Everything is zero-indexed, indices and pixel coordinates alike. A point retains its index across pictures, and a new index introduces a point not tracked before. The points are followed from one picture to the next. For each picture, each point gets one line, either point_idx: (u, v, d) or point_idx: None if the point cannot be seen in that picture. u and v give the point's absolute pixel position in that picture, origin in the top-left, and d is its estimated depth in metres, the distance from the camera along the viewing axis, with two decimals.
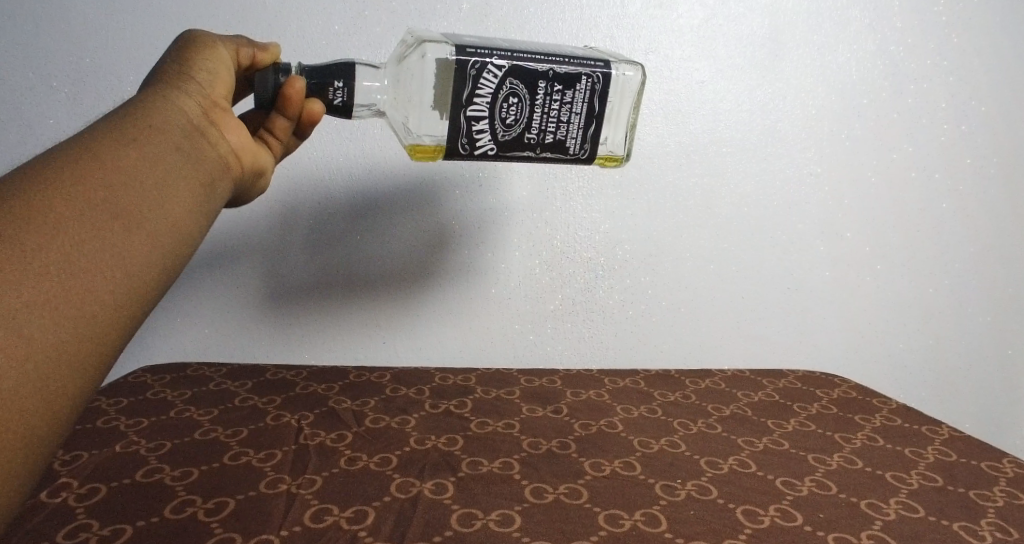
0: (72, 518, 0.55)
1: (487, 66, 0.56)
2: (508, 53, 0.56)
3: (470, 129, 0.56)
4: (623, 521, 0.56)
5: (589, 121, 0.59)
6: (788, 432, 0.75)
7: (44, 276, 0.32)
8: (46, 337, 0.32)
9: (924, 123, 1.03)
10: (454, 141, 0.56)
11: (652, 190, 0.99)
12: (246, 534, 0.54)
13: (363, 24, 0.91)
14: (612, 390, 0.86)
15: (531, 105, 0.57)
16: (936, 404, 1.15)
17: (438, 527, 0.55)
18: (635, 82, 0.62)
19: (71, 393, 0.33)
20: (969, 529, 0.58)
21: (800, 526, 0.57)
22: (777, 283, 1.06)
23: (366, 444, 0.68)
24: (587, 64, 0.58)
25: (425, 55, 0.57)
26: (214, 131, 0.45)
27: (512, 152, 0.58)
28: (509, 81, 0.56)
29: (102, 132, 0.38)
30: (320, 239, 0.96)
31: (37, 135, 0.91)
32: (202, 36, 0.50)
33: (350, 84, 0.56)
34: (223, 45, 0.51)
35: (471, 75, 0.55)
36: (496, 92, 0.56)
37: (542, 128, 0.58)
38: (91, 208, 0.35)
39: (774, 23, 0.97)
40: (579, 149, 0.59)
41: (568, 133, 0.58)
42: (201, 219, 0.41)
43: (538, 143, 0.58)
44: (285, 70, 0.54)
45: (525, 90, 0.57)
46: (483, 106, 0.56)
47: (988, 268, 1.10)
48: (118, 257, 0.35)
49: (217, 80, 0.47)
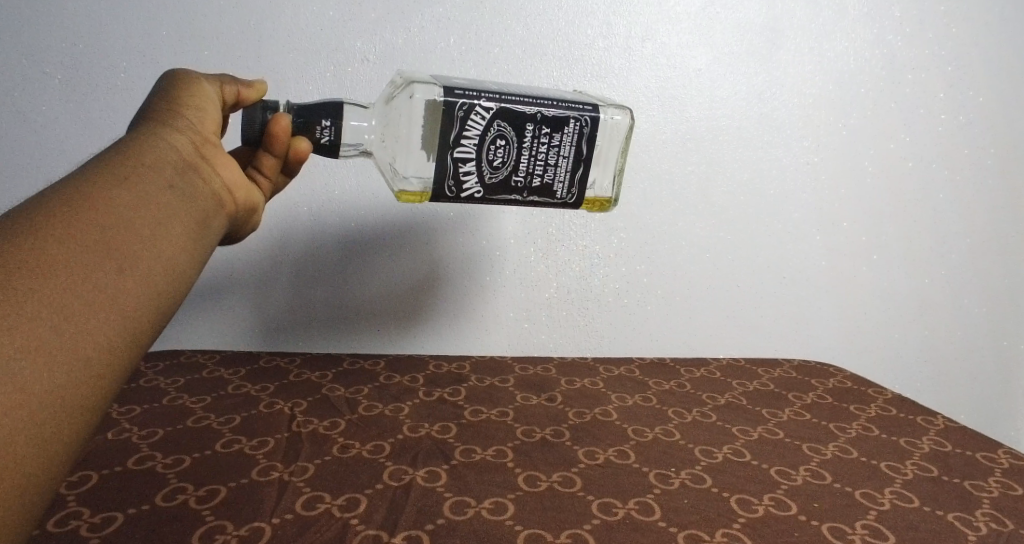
0: (63, 505, 0.55)
1: (476, 108, 0.55)
2: (497, 95, 0.56)
3: (457, 170, 0.55)
4: (617, 510, 0.56)
5: (577, 165, 0.58)
6: (783, 421, 0.75)
7: (38, 322, 0.32)
8: (42, 382, 0.31)
9: (921, 113, 1.03)
10: (441, 184, 0.56)
11: (649, 178, 0.99)
12: (238, 522, 0.53)
13: (357, 11, 0.91)
14: (607, 379, 0.86)
15: (519, 147, 0.56)
16: (931, 394, 1.14)
17: (430, 515, 0.54)
18: (623, 127, 0.61)
19: (66, 432, 0.32)
20: (964, 519, 0.58)
21: (795, 515, 0.57)
22: (771, 271, 1.05)
23: (358, 432, 0.68)
24: (575, 107, 0.58)
25: (413, 95, 0.55)
26: (206, 168, 0.44)
27: (500, 195, 0.58)
28: (497, 123, 0.55)
29: (96, 173, 0.38)
30: (317, 226, 0.95)
31: (29, 123, 0.90)
32: (187, 74, 0.49)
33: (336, 123, 0.55)
34: (210, 83, 0.50)
35: (459, 116, 0.55)
36: (484, 134, 0.55)
37: (530, 171, 0.57)
38: (85, 250, 0.34)
39: (772, 11, 0.96)
40: (566, 192, 0.59)
41: (556, 177, 0.58)
42: (195, 258, 0.40)
43: (526, 187, 0.58)
44: (273, 108, 0.54)
45: (513, 132, 0.56)
46: (471, 147, 0.55)
47: (985, 259, 1.10)
48: (112, 298, 0.35)
49: (207, 115, 0.47)
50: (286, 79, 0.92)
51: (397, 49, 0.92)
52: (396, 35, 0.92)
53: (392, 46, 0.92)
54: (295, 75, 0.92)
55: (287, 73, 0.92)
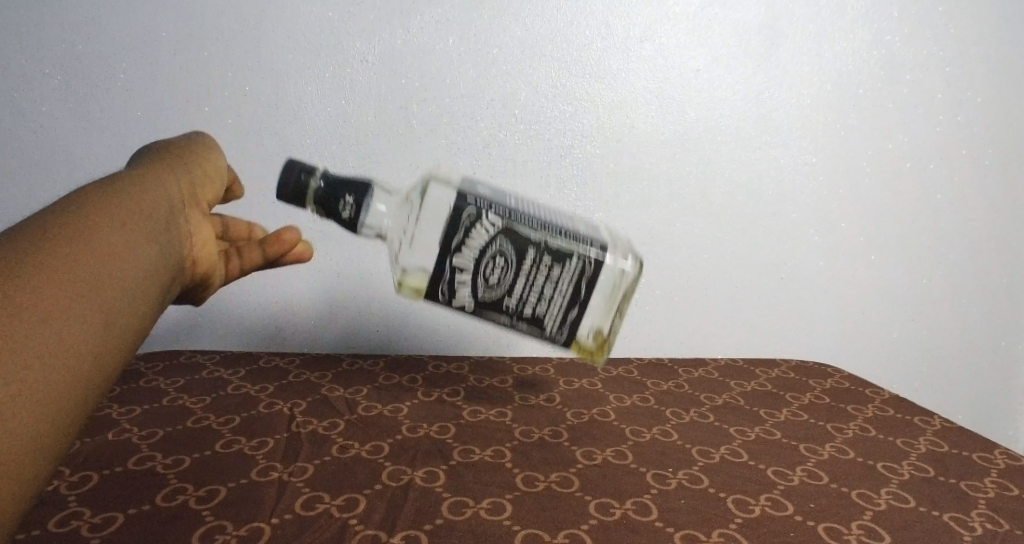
0: (63, 505, 0.55)
1: (485, 220, 0.57)
2: (506, 212, 0.58)
3: (453, 277, 0.58)
4: (614, 510, 0.56)
5: (571, 305, 0.59)
6: (781, 422, 0.75)
7: (36, 331, 0.34)
8: (29, 394, 0.33)
9: (918, 113, 1.03)
10: (435, 286, 0.58)
11: (647, 178, 0.99)
12: (237, 523, 0.54)
13: (355, 11, 0.91)
14: (605, 379, 0.86)
15: (515, 269, 0.58)
16: (928, 393, 1.15)
17: (429, 515, 0.55)
18: (630, 277, 0.62)
19: (35, 452, 0.33)
20: (959, 519, 0.58)
21: (791, 516, 0.57)
22: (768, 271, 1.05)
23: (358, 432, 0.69)
24: (578, 246, 0.59)
25: (430, 196, 0.59)
26: (188, 219, 0.49)
27: (490, 313, 0.59)
28: (498, 242, 0.58)
29: (97, 203, 0.42)
30: (317, 227, 0.96)
31: (31, 125, 0.91)
32: (201, 146, 0.56)
33: (359, 200, 0.58)
34: (218, 155, 0.57)
35: (467, 224, 0.58)
36: (485, 250, 0.58)
37: (522, 296, 0.58)
38: (79, 273, 0.37)
39: (770, 11, 0.97)
40: (560, 333, 0.60)
41: (551, 308, 0.59)
42: (156, 304, 0.43)
43: (518, 313, 0.59)
44: (308, 170, 0.59)
45: (512, 252, 0.58)
46: (470, 258, 0.58)
47: (981, 259, 1.10)
48: (100, 321, 0.37)
49: (203, 176, 0.52)
50: (285, 79, 0.92)
51: (396, 50, 0.92)
52: (394, 36, 0.92)
53: (391, 47, 0.92)
54: (294, 76, 0.92)
55: (286, 73, 0.92)
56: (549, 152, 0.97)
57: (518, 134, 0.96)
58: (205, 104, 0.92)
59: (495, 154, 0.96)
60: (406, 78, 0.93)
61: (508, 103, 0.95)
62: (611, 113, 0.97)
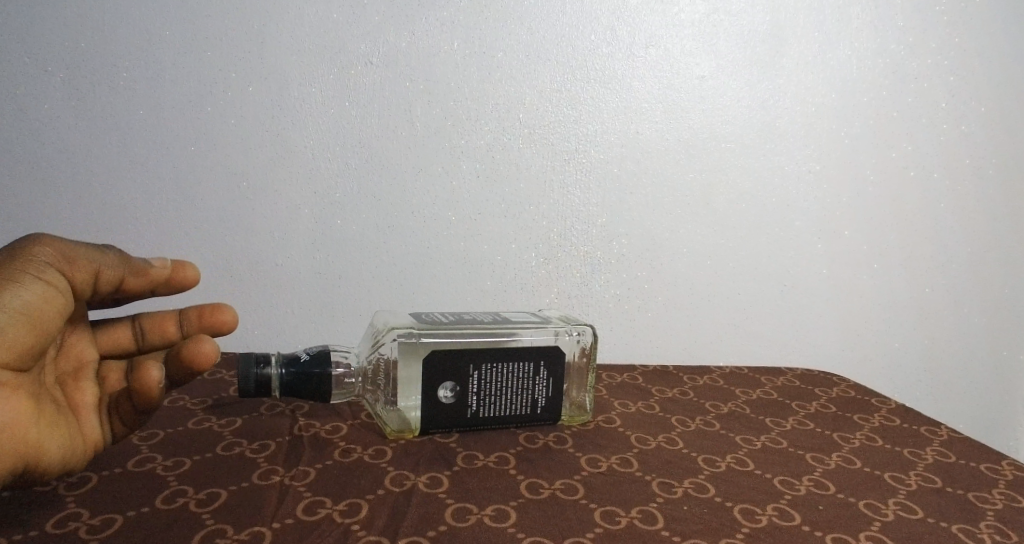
0: (62, 507, 0.54)
1: (444, 385, 0.65)
2: (460, 373, 0.65)
3: (441, 427, 0.67)
4: (619, 518, 0.56)
5: (546, 398, 0.69)
6: (787, 431, 0.75)
7: None
8: None
9: (923, 123, 1.03)
10: (427, 427, 0.66)
11: (650, 184, 0.99)
12: (237, 527, 0.53)
13: (361, 13, 0.91)
14: (610, 385, 0.86)
15: (490, 397, 0.67)
16: (931, 403, 1.13)
17: (431, 522, 0.54)
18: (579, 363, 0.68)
19: None
20: (968, 531, 0.57)
21: (798, 526, 0.56)
22: (773, 279, 1.04)
23: (360, 437, 0.68)
24: (532, 359, 0.67)
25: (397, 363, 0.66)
26: None
27: (480, 428, 0.68)
28: (465, 389, 0.66)
29: None
30: (320, 230, 0.95)
31: (30, 120, 0.91)
32: (62, 256, 0.53)
33: (325, 372, 0.67)
34: (84, 268, 0.54)
35: (431, 396, 0.65)
36: (457, 399, 0.66)
37: (500, 409, 0.68)
38: None
39: (776, 19, 0.97)
40: (542, 417, 0.70)
41: (529, 405, 0.69)
42: None
43: (502, 421, 0.68)
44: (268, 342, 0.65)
45: (481, 390, 0.66)
46: (451, 413, 0.66)
47: (985, 270, 1.09)
48: None
49: (22, 339, 0.51)
50: (289, 80, 0.92)
51: (401, 53, 0.92)
52: (400, 38, 0.92)
53: (395, 49, 0.92)
54: (300, 77, 0.92)
55: (291, 74, 0.92)
56: (553, 156, 0.96)
57: (522, 138, 0.96)
58: (209, 104, 0.91)
59: (498, 158, 0.96)
60: (411, 80, 0.93)
61: (512, 106, 0.95)
62: (616, 118, 0.97)
